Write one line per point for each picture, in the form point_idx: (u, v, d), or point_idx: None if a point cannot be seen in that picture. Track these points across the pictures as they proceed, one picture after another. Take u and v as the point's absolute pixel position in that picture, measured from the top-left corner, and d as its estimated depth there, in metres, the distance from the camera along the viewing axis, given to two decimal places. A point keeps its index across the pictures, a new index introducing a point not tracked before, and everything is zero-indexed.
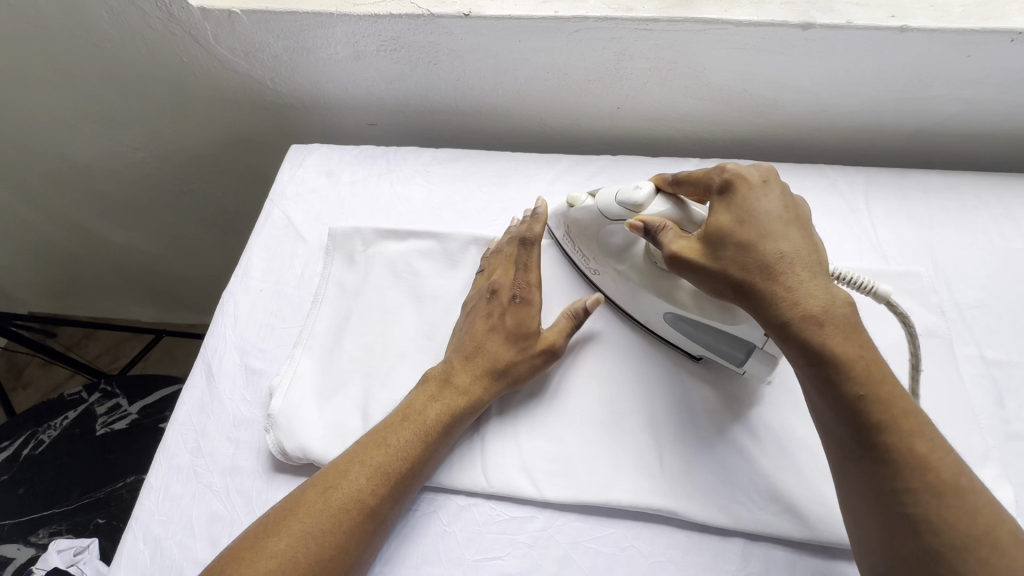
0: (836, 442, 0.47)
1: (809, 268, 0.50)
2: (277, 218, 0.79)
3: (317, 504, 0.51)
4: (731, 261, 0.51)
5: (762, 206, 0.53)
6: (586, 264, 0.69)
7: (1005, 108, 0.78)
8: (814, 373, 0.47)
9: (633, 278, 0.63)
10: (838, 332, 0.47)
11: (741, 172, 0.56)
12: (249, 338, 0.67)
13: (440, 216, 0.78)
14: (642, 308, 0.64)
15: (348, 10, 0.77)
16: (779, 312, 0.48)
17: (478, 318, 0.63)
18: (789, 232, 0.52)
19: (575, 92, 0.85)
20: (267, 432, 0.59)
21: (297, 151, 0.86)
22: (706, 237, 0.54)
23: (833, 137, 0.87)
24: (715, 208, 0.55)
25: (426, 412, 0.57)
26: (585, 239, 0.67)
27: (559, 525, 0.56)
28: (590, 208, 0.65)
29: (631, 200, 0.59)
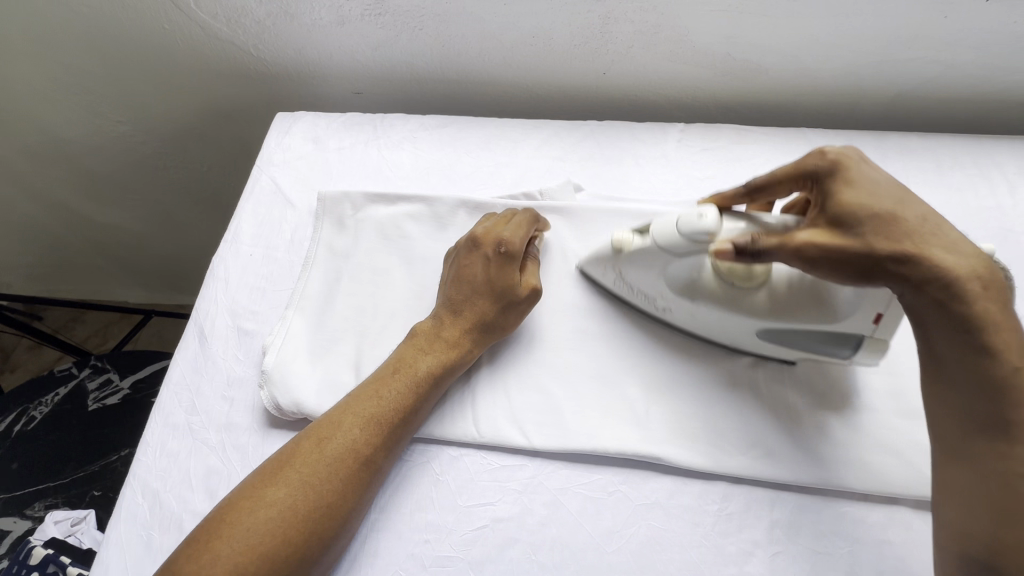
0: (976, 425, 0.46)
1: (952, 232, 0.49)
2: (265, 184, 0.79)
3: (313, 455, 0.52)
4: (873, 233, 0.48)
5: (879, 178, 0.52)
6: (644, 299, 0.63)
7: (980, 70, 0.80)
8: (970, 338, 0.46)
9: (712, 304, 0.58)
10: (996, 298, 0.46)
11: (843, 152, 0.54)
12: (241, 301, 0.68)
13: (429, 180, 0.79)
14: (727, 331, 0.60)
15: None
16: (944, 280, 0.46)
17: (464, 269, 0.63)
18: (914, 202, 0.51)
19: (560, 57, 0.85)
20: (261, 388, 0.60)
21: (283, 119, 0.85)
22: (834, 215, 0.51)
23: (815, 101, 0.88)
24: (832, 186, 0.52)
25: (416, 365, 0.58)
26: (644, 277, 0.61)
27: (549, 472, 0.58)
28: (644, 245, 0.59)
29: (700, 229, 0.53)
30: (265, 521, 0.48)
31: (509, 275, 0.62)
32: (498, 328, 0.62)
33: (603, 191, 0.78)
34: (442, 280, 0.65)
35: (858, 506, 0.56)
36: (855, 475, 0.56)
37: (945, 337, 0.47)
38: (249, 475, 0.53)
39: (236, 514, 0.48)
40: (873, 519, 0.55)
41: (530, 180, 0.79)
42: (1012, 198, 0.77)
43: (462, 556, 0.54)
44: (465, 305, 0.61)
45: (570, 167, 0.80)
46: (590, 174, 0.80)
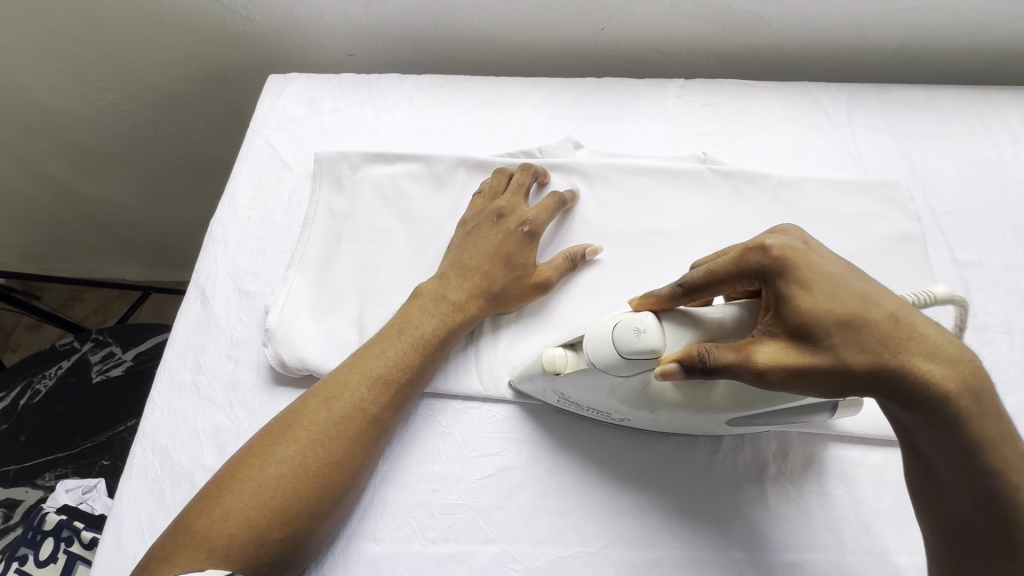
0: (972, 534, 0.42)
1: (930, 327, 0.41)
2: (261, 147, 0.78)
3: (321, 413, 0.52)
4: (845, 350, 0.40)
5: (833, 267, 0.43)
6: (599, 412, 0.57)
7: (986, 17, 0.79)
8: (958, 450, 0.40)
9: (674, 409, 0.51)
10: (987, 402, 0.40)
11: (786, 242, 0.45)
12: (241, 263, 0.68)
13: (426, 140, 0.78)
14: (695, 424, 0.54)
15: None
16: (928, 396, 0.39)
17: (482, 239, 0.64)
18: (879, 289, 0.42)
19: (558, 12, 0.83)
20: (265, 346, 0.60)
21: (276, 80, 0.84)
22: (796, 330, 0.42)
23: (817, 55, 0.87)
24: (788, 292, 0.43)
25: (422, 325, 0.58)
26: (589, 395, 0.54)
27: (554, 423, 0.59)
28: (581, 365, 0.52)
29: (642, 348, 0.47)
30: (278, 476, 0.48)
31: (524, 254, 0.63)
32: (504, 304, 0.62)
33: (602, 148, 0.77)
34: (452, 245, 0.65)
35: (856, 448, 0.57)
36: (854, 419, 0.57)
37: (924, 442, 0.42)
38: (256, 434, 0.53)
39: (247, 472, 0.48)
40: (869, 461, 0.57)
41: (529, 138, 0.78)
42: (1013, 148, 0.76)
43: (469, 503, 0.55)
44: (477, 272, 0.61)
45: (569, 124, 0.79)
46: (589, 132, 0.79)
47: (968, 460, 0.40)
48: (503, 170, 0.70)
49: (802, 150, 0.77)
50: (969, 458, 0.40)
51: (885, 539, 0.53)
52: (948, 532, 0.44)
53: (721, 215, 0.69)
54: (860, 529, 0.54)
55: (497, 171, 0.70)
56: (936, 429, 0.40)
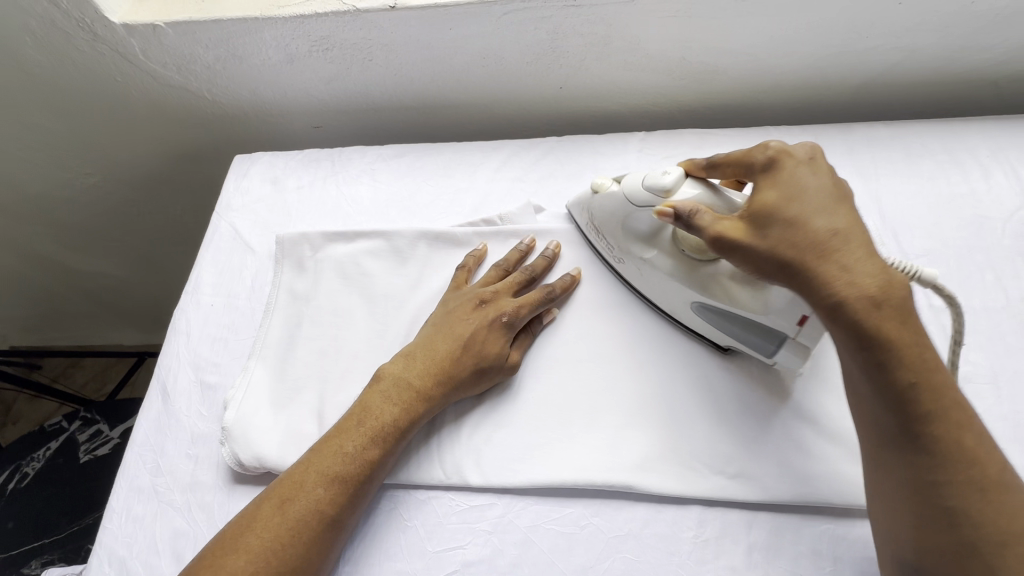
0: (880, 430, 0.46)
1: (863, 247, 0.47)
2: (225, 231, 0.78)
3: (274, 518, 0.50)
4: (777, 239, 0.49)
5: (809, 181, 0.51)
6: (606, 249, 0.67)
7: (945, 52, 0.78)
8: (898, 415, 0.44)
9: (658, 262, 0.61)
10: (895, 315, 0.44)
11: (787, 148, 0.54)
12: (203, 354, 0.68)
13: (388, 213, 0.78)
14: (666, 296, 0.63)
15: (272, 13, 0.76)
16: (831, 292, 0.46)
17: (456, 323, 0.63)
18: (838, 209, 0.49)
19: (515, 75, 0.84)
20: (222, 445, 0.60)
21: (242, 161, 0.85)
22: (752, 215, 0.51)
23: (779, 98, 0.86)
24: (761, 187, 0.53)
25: (382, 417, 0.56)
26: (611, 227, 0.65)
27: (519, 509, 0.57)
28: (616, 193, 0.63)
29: (658, 185, 0.57)
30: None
31: (493, 340, 0.61)
32: (467, 390, 0.60)
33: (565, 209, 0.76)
34: (428, 322, 0.65)
35: (839, 522, 0.54)
36: (833, 491, 0.54)
37: (892, 444, 0.46)
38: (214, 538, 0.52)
39: None
40: (854, 535, 0.54)
41: (491, 204, 0.78)
42: (986, 182, 0.74)
43: None
44: (444, 356, 0.60)
45: (530, 186, 0.79)
46: (551, 193, 0.78)
47: (929, 464, 0.44)
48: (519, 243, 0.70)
49: None
50: (935, 461, 0.43)
51: None
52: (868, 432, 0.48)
53: None
54: None
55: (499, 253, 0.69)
56: (897, 430, 0.45)
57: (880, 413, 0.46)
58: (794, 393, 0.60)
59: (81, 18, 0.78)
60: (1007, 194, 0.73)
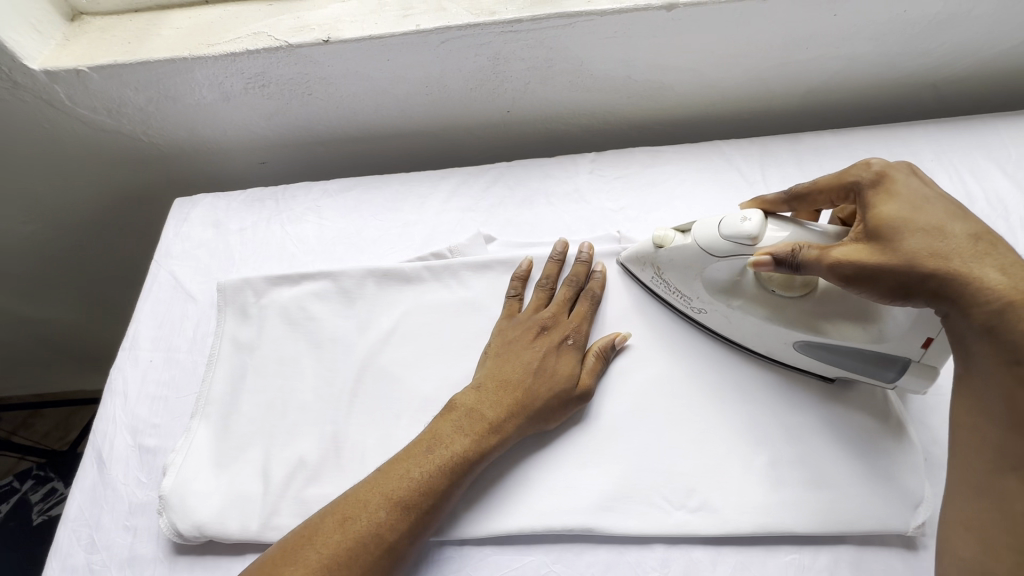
0: (993, 454, 0.44)
1: (1006, 256, 0.45)
2: (164, 280, 0.75)
3: (335, 537, 0.49)
4: (917, 251, 0.46)
5: (927, 193, 0.49)
6: (683, 300, 0.63)
7: (883, 59, 0.79)
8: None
9: (750, 308, 0.58)
10: None
11: (889, 165, 0.52)
12: (141, 415, 0.64)
13: (336, 251, 0.75)
14: (763, 339, 0.59)
15: (201, 52, 0.74)
16: (997, 304, 0.43)
17: (523, 351, 0.60)
18: (965, 219, 0.48)
19: (460, 101, 0.82)
20: (161, 515, 0.57)
21: (182, 205, 0.82)
22: (875, 233, 0.49)
23: (727, 111, 0.86)
24: (873, 201, 0.50)
25: (451, 446, 0.54)
26: (683, 277, 0.60)
27: (478, 561, 0.55)
28: (686, 245, 0.58)
29: (742, 233, 0.52)
30: None
31: (566, 365, 0.60)
32: (543, 421, 0.58)
33: (517, 238, 0.74)
34: (487, 357, 0.61)
35: (803, 550, 0.53)
36: (794, 519, 0.53)
37: (1010, 474, 0.43)
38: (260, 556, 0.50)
39: None
40: (819, 564, 0.52)
41: (441, 236, 0.76)
42: None
43: None
44: (516, 384, 0.58)
45: (481, 215, 0.77)
46: (502, 222, 0.76)
47: None
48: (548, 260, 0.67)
49: (721, 212, 0.75)
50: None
51: None
52: (974, 457, 0.45)
53: (639, 303, 0.66)
54: None
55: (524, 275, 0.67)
56: (1014, 459, 0.43)
57: (1006, 438, 0.43)
58: (753, 418, 0.58)
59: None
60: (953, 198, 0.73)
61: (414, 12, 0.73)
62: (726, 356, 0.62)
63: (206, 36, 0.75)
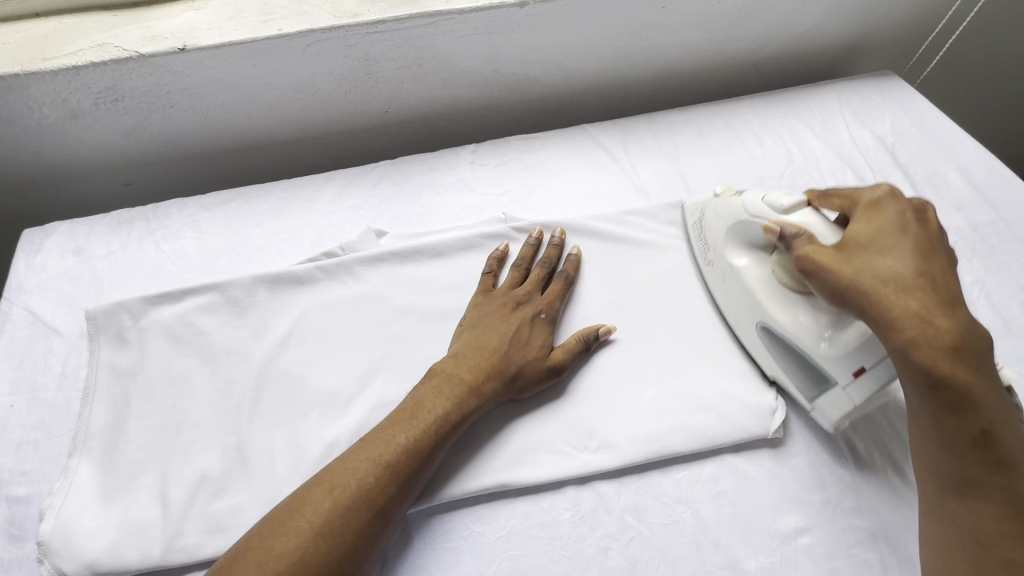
0: (942, 476, 0.49)
1: (947, 298, 0.49)
2: (19, 317, 0.68)
3: (326, 503, 0.49)
4: (863, 271, 0.52)
5: (907, 223, 0.54)
6: (704, 250, 0.70)
7: (710, 44, 0.91)
8: (965, 448, 0.47)
9: (743, 266, 0.65)
10: (965, 363, 0.47)
11: (899, 191, 0.57)
12: (6, 464, 0.58)
13: (220, 264, 0.73)
14: (737, 309, 0.66)
15: (36, 66, 0.68)
16: (907, 334, 0.48)
17: (499, 322, 0.64)
18: (934, 259, 0.52)
19: (335, 104, 0.83)
20: (41, 563, 0.52)
21: (32, 235, 0.74)
22: (844, 246, 0.55)
23: (590, 96, 0.95)
24: (860, 223, 0.56)
25: (434, 407, 0.57)
26: (714, 230, 0.68)
27: (402, 538, 0.56)
28: (732, 201, 0.67)
29: (778, 203, 0.61)
30: None
31: (539, 338, 0.63)
32: (515, 391, 0.61)
33: (408, 229, 0.76)
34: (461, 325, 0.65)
35: (690, 467, 0.60)
36: (679, 440, 0.60)
37: (954, 493, 0.48)
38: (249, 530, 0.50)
39: None
40: (706, 475, 0.60)
41: (331, 236, 0.76)
42: (761, 148, 0.88)
43: None
44: (492, 352, 0.61)
45: (369, 212, 0.78)
46: (391, 216, 0.78)
47: (983, 511, 0.47)
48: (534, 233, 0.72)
49: (594, 188, 0.82)
50: (1002, 511, 0.46)
51: (733, 547, 0.56)
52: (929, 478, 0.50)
53: None
54: (710, 548, 0.56)
55: (495, 253, 0.70)
56: (953, 481, 0.48)
57: (947, 463, 0.48)
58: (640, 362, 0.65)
59: None
60: (777, 155, 0.87)
61: (275, 16, 0.73)
62: (612, 312, 0.68)
63: (40, 49, 0.70)
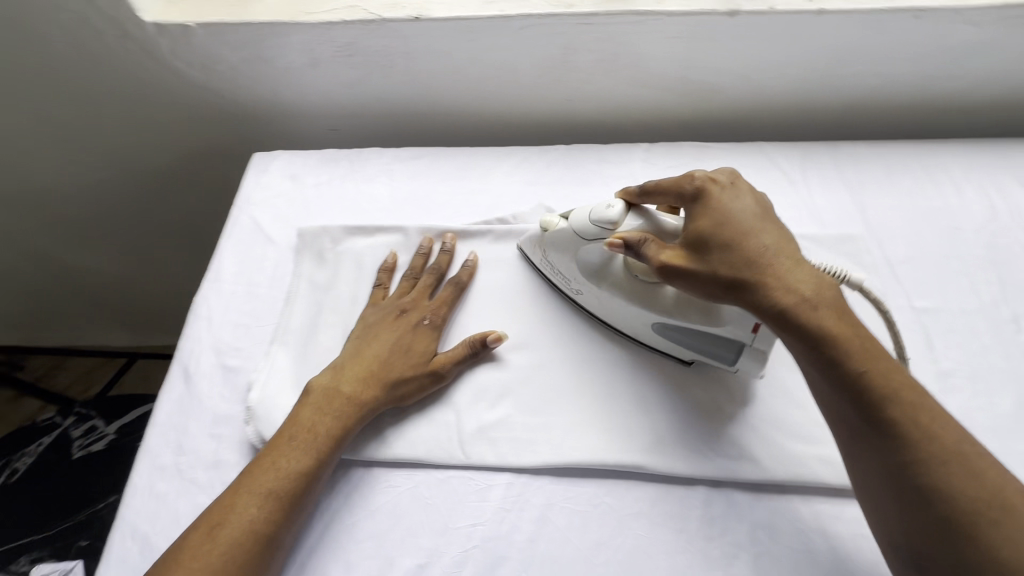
0: (912, 520, 0.46)
1: (795, 261, 0.55)
2: (246, 223, 0.80)
3: (309, 451, 0.57)
4: (719, 262, 0.55)
5: (736, 207, 0.57)
6: (564, 281, 0.69)
7: (919, 80, 0.86)
8: (857, 406, 0.49)
9: (615, 291, 0.65)
10: (833, 314, 0.52)
11: (711, 177, 0.60)
12: (225, 339, 0.69)
13: (406, 211, 0.81)
14: (627, 320, 0.66)
15: (301, 19, 0.80)
16: (777, 303, 0.52)
17: (381, 331, 0.66)
18: (761, 228, 0.56)
19: (527, 86, 0.89)
20: (247, 425, 0.62)
21: (261, 158, 0.88)
22: (693, 243, 0.57)
23: (770, 116, 0.93)
24: (694, 215, 0.58)
25: (340, 385, 0.61)
26: (563, 261, 0.68)
27: (535, 489, 0.59)
28: (564, 229, 0.66)
29: (606, 218, 0.62)
30: (245, 516, 0.52)
31: (421, 344, 0.65)
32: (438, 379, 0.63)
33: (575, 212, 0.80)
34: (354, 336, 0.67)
35: (835, 502, 0.58)
36: (829, 472, 0.58)
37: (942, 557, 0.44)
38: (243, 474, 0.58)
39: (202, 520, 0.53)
40: (851, 515, 0.57)
41: (504, 205, 0.82)
42: (958, 198, 0.81)
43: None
44: (371, 360, 0.63)
45: (541, 189, 0.83)
46: (560, 196, 0.82)
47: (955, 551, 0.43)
48: (425, 241, 0.74)
49: None
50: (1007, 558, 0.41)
51: None
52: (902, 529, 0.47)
53: None
54: None
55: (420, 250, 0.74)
56: (928, 528, 0.45)
57: (924, 546, 0.45)
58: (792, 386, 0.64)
59: (115, 17, 0.81)
60: (976, 207, 0.80)
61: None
62: None
63: (305, 5, 0.82)
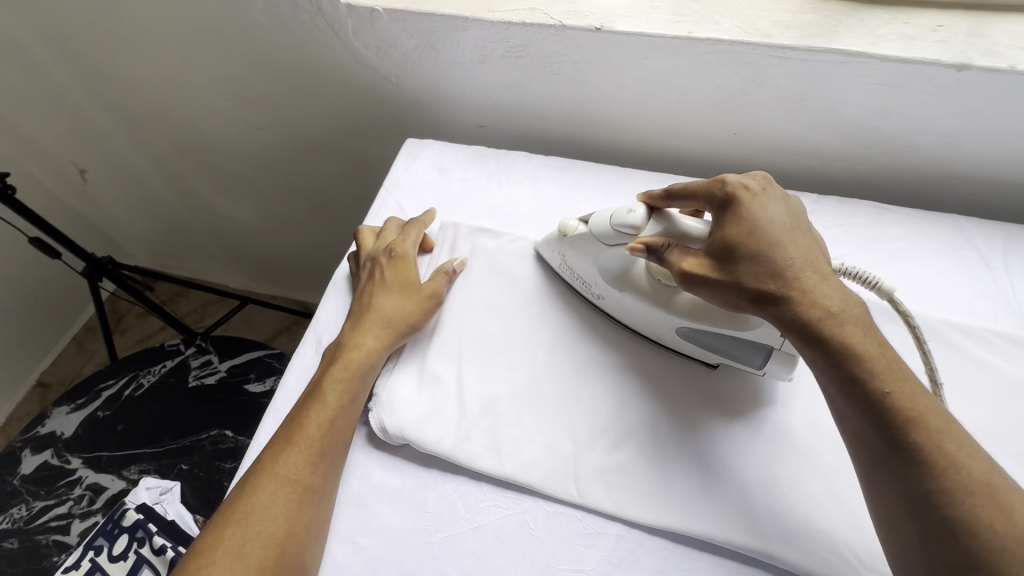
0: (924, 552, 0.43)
1: (823, 276, 0.51)
2: (391, 207, 0.83)
3: (331, 405, 0.60)
4: (745, 272, 0.52)
5: (768, 214, 0.54)
6: (585, 286, 0.68)
7: None
8: (883, 437, 0.45)
9: (637, 295, 0.63)
10: (858, 332, 0.48)
11: (743, 182, 0.56)
12: None
13: (547, 221, 0.79)
14: (652, 325, 0.64)
15: (482, 15, 0.80)
16: (805, 318, 0.49)
17: (384, 280, 0.70)
18: (791, 238, 0.53)
19: (692, 113, 0.84)
20: (371, 409, 0.63)
21: (413, 145, 0.90)
22: (717, 250, 0.54)
23: (968, 186, 0.81)
24: (722, 221, 0.55)
25: (358, 336, 0.65)
26: (585, 266, 0.67)
27: (646, 549, 0.55)
28: (584, 233, 0.64)
29: (627, 223, 0.59)
30: (281, 472, 0.55)
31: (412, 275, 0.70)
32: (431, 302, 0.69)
33: None
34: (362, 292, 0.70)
35: None
36: None
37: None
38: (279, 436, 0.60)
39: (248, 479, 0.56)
40: None
41: None
42: None
43: None
44: (378, 308, 0.67)
45: None
46: None
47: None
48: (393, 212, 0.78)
49: (947, 289, 0.71)
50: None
51: None
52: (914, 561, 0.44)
53: None
54: None
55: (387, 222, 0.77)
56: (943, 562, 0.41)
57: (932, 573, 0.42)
58: None
59: None
60: None
61: (687, 19, 0.75)
62: None
63: (488, 3, 0.82)
